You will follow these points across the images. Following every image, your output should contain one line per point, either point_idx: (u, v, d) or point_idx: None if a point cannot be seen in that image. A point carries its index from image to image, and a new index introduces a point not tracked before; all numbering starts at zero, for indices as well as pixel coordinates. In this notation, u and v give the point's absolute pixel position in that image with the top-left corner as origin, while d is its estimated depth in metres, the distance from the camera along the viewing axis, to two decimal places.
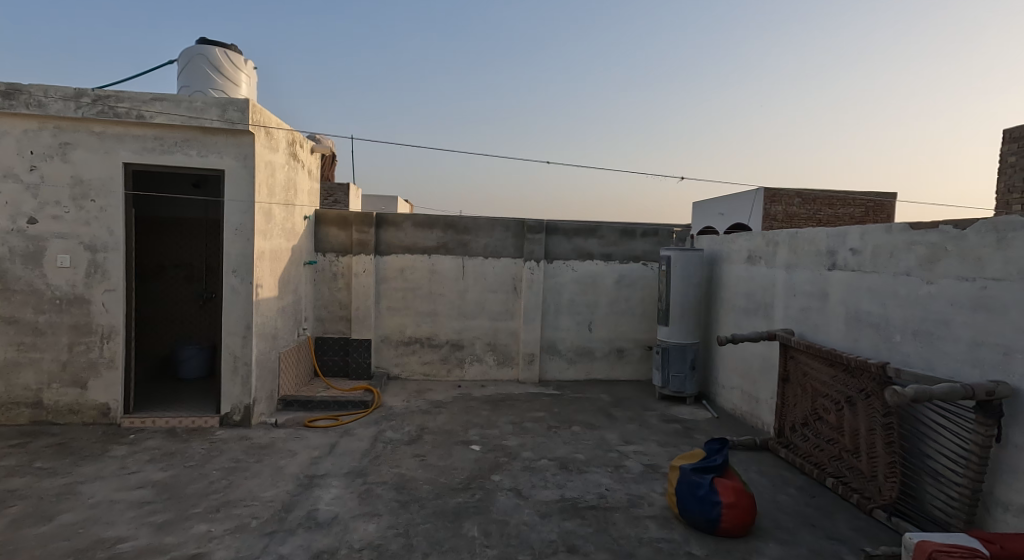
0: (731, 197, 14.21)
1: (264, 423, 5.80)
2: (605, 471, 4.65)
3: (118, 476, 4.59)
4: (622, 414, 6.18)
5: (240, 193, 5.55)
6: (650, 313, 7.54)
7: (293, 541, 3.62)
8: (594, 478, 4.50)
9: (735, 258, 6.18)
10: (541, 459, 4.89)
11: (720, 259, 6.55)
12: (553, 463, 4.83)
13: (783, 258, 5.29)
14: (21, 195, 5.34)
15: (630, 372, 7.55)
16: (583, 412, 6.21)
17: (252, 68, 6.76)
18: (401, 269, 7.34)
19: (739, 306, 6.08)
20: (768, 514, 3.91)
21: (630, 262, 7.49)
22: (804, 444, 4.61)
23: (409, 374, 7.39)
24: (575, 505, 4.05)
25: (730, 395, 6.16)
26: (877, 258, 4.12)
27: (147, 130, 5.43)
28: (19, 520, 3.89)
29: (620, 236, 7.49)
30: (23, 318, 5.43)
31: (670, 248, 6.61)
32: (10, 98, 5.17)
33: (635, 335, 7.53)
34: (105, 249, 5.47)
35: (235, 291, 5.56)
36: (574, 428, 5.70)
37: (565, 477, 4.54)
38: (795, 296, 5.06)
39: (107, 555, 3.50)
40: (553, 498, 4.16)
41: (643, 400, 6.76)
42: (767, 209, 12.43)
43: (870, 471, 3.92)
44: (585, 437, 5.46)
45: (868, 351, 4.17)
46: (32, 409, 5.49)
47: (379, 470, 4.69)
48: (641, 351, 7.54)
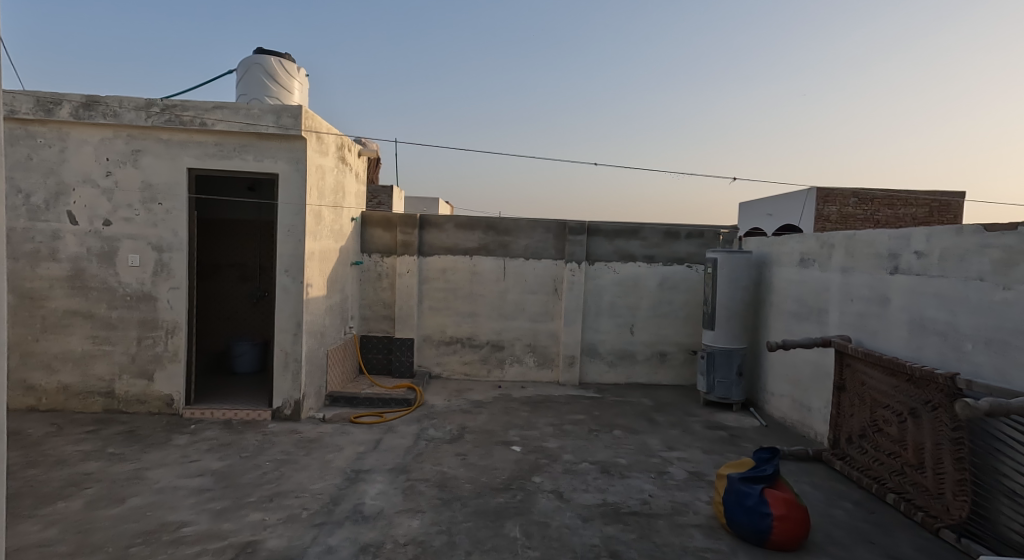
0: (780, 197, 13.91)
1: (312, 417, 6.07)
2: (647, 476, 4.70)
3: (180, 464, 4.90)
4: (664, 419, 6.19)
5: (292, 196, 5.82)
6: (692, 317, 7.50)
7: (341, 533, 3.80)
8: (636, 484, 4.55)
9: (787, 261, 6.12)
10: (582, 462, 4.97)
11: (770, 262, 6.49)
12: (594, 466, 4.90)
13: (839, 261, 5.22)
14: (97, 198, 5.75)
15: (672, 376, 7.54)
16: (623, 416, 6.25)
17: (304, 76, 7.06)
18: (443, 269, 7.54)
19: (789, 311, 6.01)
20: (822, 528, 3.88)
21: (673, 264, 7.48)
22: (862, 456, 4.55)
23: (450, 373, 7.57)
24: (617, 510, 4.12)
25: (779, 404, 6.09)
26: (946, 262, 4.04)
27: (209, 138, 5.76)
28: (93, 502, 4.21)
29: (663, 238, 7.49)
30: (98, 313, 5.83)
31: (717, 250, 6.60)
32: (89, 109, 5.57)
33: (677, 339, 7.51)
34: (170, 249, 5.83)
35: (287, 290, 5.84)
36: (615, 432, 5.76)
37: (606, 481, 4.60)
38: (852, 301, 5.00)
39: (171, 538, 3.76)
40: (595, 502, 4.23)
41: (686, 405, 6.75)
42: (820, 209, 12.15)
43: (936, 488, 3.82)
44: (626, 441, 5.50)
45: (933, 360, 4.08)
46: (104, 399, 5.90)
47: (422, 467, 4.86)
48: (684, 355, 7.52)
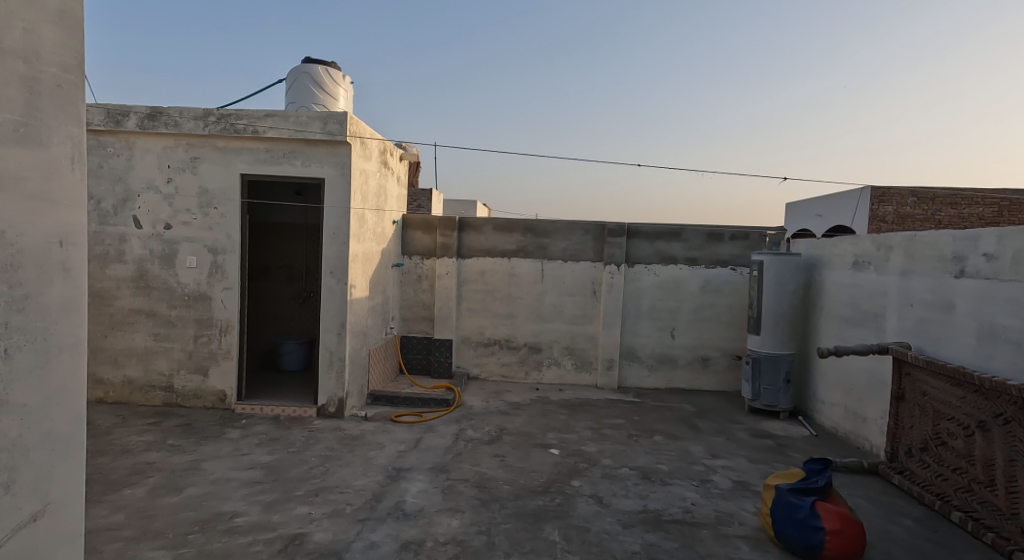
0: (830, 197, 13.56)
1: (355, 415, 6.28)
2: (689, 484, 4.71)
3: (233, 457, 5.16)
4: (706, 426, 6.17)
5: (338, 200, 6.04)
6: (736, 321, 7.42)
7: (383, 529, 3.94)
8: (677, 491, 4.58)
9: (839, 263, 6.03)
10: (622, 467, 5.01)
11: (821, 265, 6.40)
12: (634, 472, 4.94)
13: (897, 264, 5.12)
14: (159, 204, 6.10)
15: (714, 382, 7.48)
16: (664, 422, 6.26)
17: (349, 83, 7.31)
18: (481, 271, 7.68)
19: (842, 316, 5.91)
20: (879, 544, 3.80)
21: (716, 267, 7.42)
22: (923, 471, 4.45)
23: (488, 375, 7.70)
24: (657, 517, 4.16)
25: (831, 413, 5.99)
26: (1017, 266, 3.92)
27: (261, 144, 6.04)
28: (155, 490, 4.49)
29: (705, 240, 7.45)
30: (159, 312, 6.18)
31: (763, 252, 6.53)
32: (153, 119, 5.92)
33: (720, 344, 7.44)
34: (224, 251, 6.13)
35: (332, 290, 6.06)
36: (655, 438, 5.77)
37: (647, 487, 4.64)
38: (911, 307, 4.90)
39: (226, 527, 3.98)
40: (635, 508, 4.27)
41: (730, 412, 6.69)
42: (875, 209, 11.86)
43: (1008, 508, 3.67)
44: (667, 448, 5.52)
45: (1004, 370, 3.96)
46: (164, 393, 6.24)
47: (462, 467, 5.00)
48: (727, 361, 7.45)
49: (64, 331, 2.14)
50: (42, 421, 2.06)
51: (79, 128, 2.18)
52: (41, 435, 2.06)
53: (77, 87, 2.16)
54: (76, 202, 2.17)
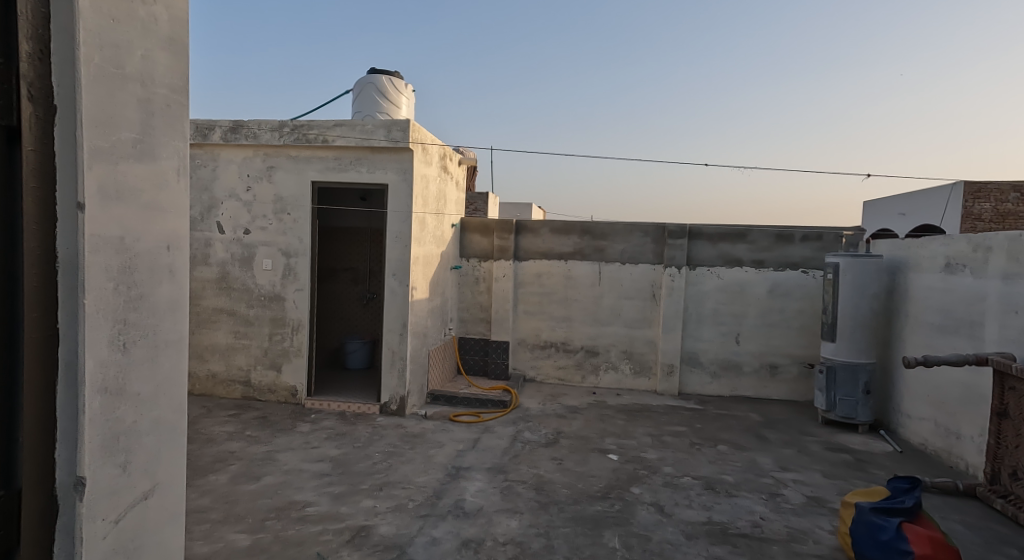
0: (918, 195, 12.80)
1: (416, 413, 6.54)
2: (758, 497, 4.56)
3: (304, 449, 5.50)
4: (774, 437, 6.01)
5: (401, 204, 6.32)
6: (808, 327, 7.18)
7: (444, 526, 4.12)
8: (744, 504, 4.44)
9: (928, 266, 5.72)
10: (684, 476, 4.96)
11: (907, 268, 6.10)
12: (697, 482, 4.86)
13: (998, 267, 4.77)
14: (240, 211, 6.57)
15: (782, 391, 7.29)
16: (728, 431, 6.16)
17: (412, 92, 7.63)
18: (538, 274, 7.83)
19: (931, 323, 5.58)
20: None
21: (785, 269, 7.23)
22: None
23: (544, 377, 7.84)
24: (724, 530, 4.06)
25: (919, 428, 5.62)
26: None
27: (329, 153, 6.40)
28: (236, 477, 4.86)
29: (774, 241, 7.26)
30: (239, 311, 6.65)
31: (840, 255, 6.26)
32: (235, 132, 6.40)
33: (788, 351, 7.24)
34: (296, 254, 6.51)
35: (394, 291, 6.35)
36: (719, 446, 5.69)
37: (711, 498, 4.57)
38: (1015, 314, 4.54)
39: (299, 515, 4.27)
40: (699, 519, 4.21)
41: (803, 423, 6.46)
42: (970, 207, 11.11)
43: None
44: (732, 457, 5.43)
45: None
46: (243, 387, 6.71)
47: (519, 468, 5.15)
48: (798, 369, 7.22)
49: (170, 327, 1.79)
50: (151, 409, 1.70)
51: (185, 143, 1.83)
52: (152, 423, 1.70)
53: (183, 106, 1.82)
54: (180, 209, 1.82)
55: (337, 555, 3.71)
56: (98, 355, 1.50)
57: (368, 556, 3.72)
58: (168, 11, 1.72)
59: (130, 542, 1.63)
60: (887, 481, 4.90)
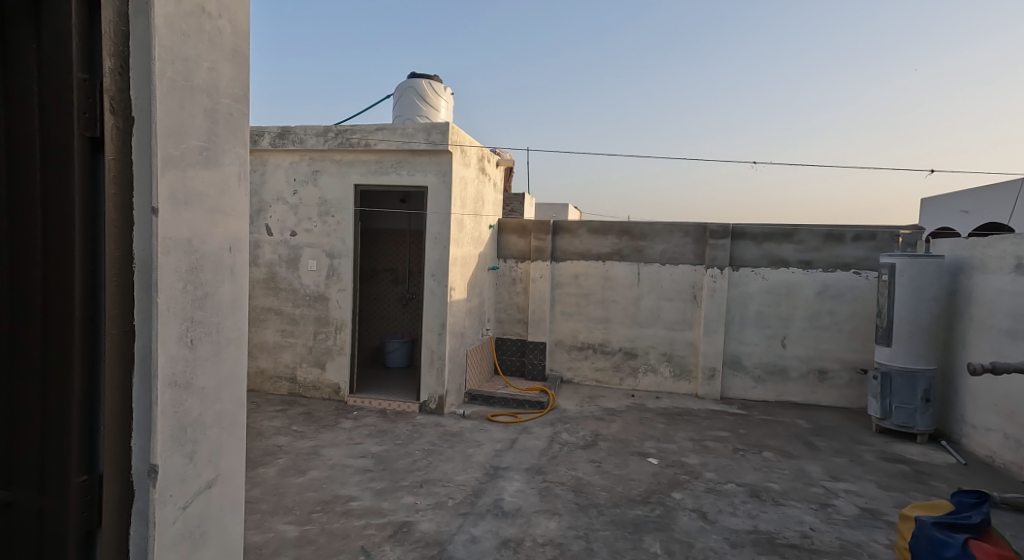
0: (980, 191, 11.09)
1: (454, 412, 6.63)
2: (807, 507, 4.46)
3: (348, 445, 5.64)
4: (825, 445, 5.84)
5: (440, 206, 6.41)
6: (859, 331, 6.98)
7: (484, 525, 4.18)
8: (793, 514, 4.35)
9: (996, 267, 5.48)
10: (728, 483, 4.90)
11: (972, 269, 5.86)
12: (742, 489, 4.79)
13: None
14: (287, 213, 6.80)
15: (831, 397, 7.10)
16: (773, 437, 6.05)
17: (450, 95, 7.73)
18: (576, 275, 7.83)
19: (999, 328, 5.35)
20: None
21: (836, 270, 7.03)
22: None
23: (582, 379, 7.83)
24: (770, 540, 3.98)
25: (985, 439, 5.40)
26: None
27: (371, 156, 6.54)
28: (284, 470, 5.04)
29: (823, 241, 7.08)
30: (286, 310, 6.88)
31: (898, 255, 6.07)
32: (283, 138, 6.63)
33: (837, 355, 7.05)
34: (339, 255, 6.67)
35: (434, 292, 6.45)
36: (764, 453, 5.58)
37: (758, 506, 4.48)
38: None
39: (344, 508, 4.39)
40: (744, 528, 4.14)
41: (856, 431, 6.28)
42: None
43: None
44: (779, 465, 5.31)
45: None
46: (289, 383, 6.94)
47: (558, 470, 5.17)
48: (850, 375, 7.02)
49: (232, 324, 1.86)
50: (215, 403, 1.78)
51: (246, 150, 1.91)
52: (216, 415, 1.77)
53: (245, 115, 1.89)
54: (242, 213, 1.90)
55: (380, 549, 3.81)
56: (169, 351, 1.57)
57: (409, 551, 3.80)
58: (232, 26, 1.80)
59: (196, 529, 1.70)
60: (948, 494, 4.73)
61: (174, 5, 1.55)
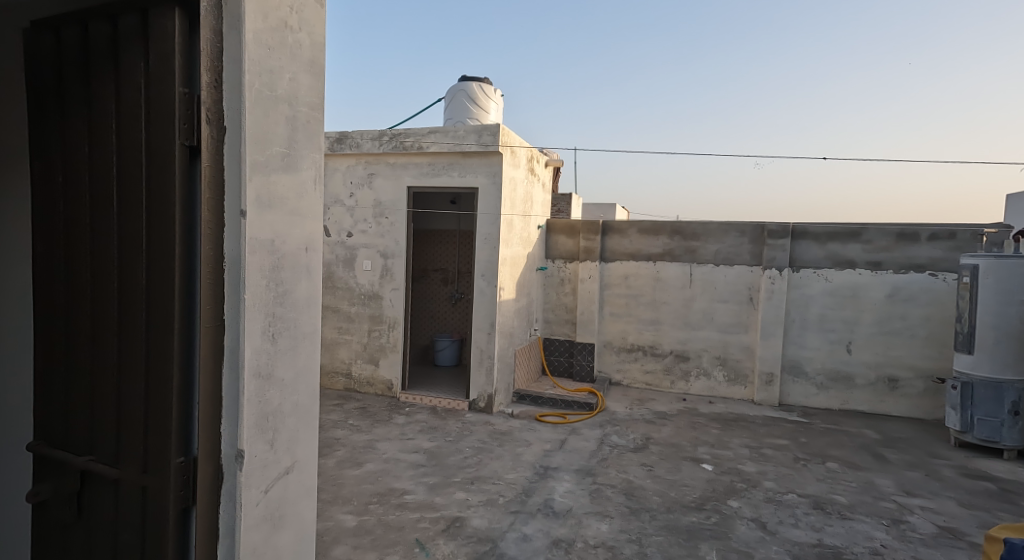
0: None
1: (503, 411, 6.69)
2: (878, 522, 4.31)
3: (400, 440, 5.79)
4: (897, 457, 5.62)
5: (490, 206, 6.48)
6: (934, 338, 6.66)
7: (534, 523, 4.22)
8: (862, 528, 4.22)
9: None
10: (789, 493, 4.78)
11: None
12: (805, 500, 4.67)
13: None
14: (344, 215, 7.05)
15: (902, 407, 6.80)
16: (837, 447, 5.86)
17: (500, 96, 7.80)
18: (625, 276, 7.78)
19: None
20: None
21: (909, 271, 6.74)
22: None
23: (631, 381, 7.77)
24: (837, 555, 3.88)
25: None
26: None
27: (424, 159, 6.66)
28: (341, 461, 5.22)
29: (894, 241, 6.79)
30: (342, 308, 7.12)
31: (980, 256, 5.78)
32: (341, 143, 6.87)
33: (908, 362, 6.75)
34: (392, 255, 6.83)
35: (483, 292, 6.54)
36: (828, 464, 5.42)
37: (822, 519, 4.36)
38: None
39: (398, 501, 4.51)
40: (808, 541, 4.04)
41: (931, 444, 6.00)
42: None
43: None
44: (845, 476, 5.14)
45: None
46: (345, 379, 7.19)
47: (608, 472, 5.15)
48: (924, 385, 6.71)
49: (307, 320, 1.86)
50: (292, 394, 1.81)
51: (320, 154, 1.91)
52: (293, 406, 1.81)
53: (321, 122, 1.90)
54: (316, 213, 1.89)
55: (434, 543, 3.89)
56: (253, 344, 1.62)
57: (462, 546, 3.87)
58: (311, 38, 1.83)
59: (275, 512, 1.76)
60: None
61: (262, 19, 1.60)
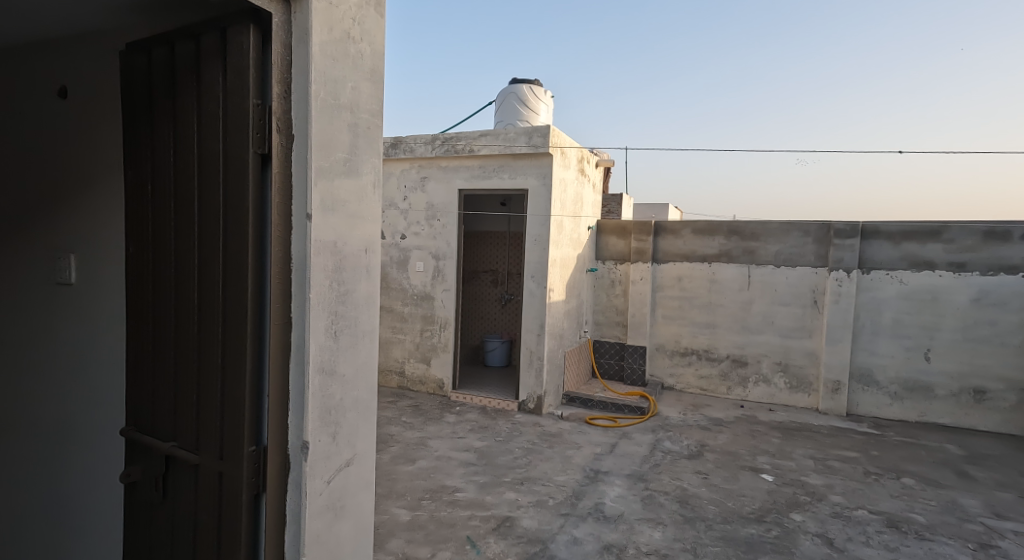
0: None
1: (552, 413, 6.70)
2: (961, 546, 4.10)
3: (451, 438, 5.89)
4: (984, 476, 5.32)
5: (540, 207, 6.51)
6: None
7: (584, 527, 4.22)
8: (942, 551, 4.02)
9: None
10: (859, 509, 4.60)
11: None
12: (877, 517, 4.49)
13: None
14: (398, 218, 7.24)
15: (990, 421, 6.43)
16: (912, 462, 5.60)
17: (550, 97, 7.83)
18: (679, 277, 7.66)
19: None
20: None
21: (998, 274, 6.38)
22: None
23: (685, 386, 7.65)
24: None
25: None
26: None
27: (475, 162, 6.76)
28: (395, 457, 5.36)
29: (981, 240, 6.42)
30: (396, 309, 7.32)
31: None
32: (395, 147, 7.06)
33: (995, 372, 6.39)
34: (444, 257, 6.96)
35: (533, 294, 6.58)
36: (904, 479, 5.18)
37: (896, 538, 4.18)
38: None
39: (449, 498, 4.60)
40: None
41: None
42: None
43: None
44: (924, 494, 4.90)
45: None
46: (398, 377, 7.38)
47: (661, 479, 5.10)
48: (1016, 398, 6.32)
49: (367, 319, 1.91)
50: (353, 390, 1.86)
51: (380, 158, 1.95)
52: (353, 401, 1.86)
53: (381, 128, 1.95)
54: (376, 215, 1.94)
55: (485, 541, 3.95)
56: (318, 341, 1.69)
57: (513, 545, 3.92)
58: (372, 47, 1.88)
59: (337, 503, 1.81)
60: None
61: (327, 32, 1.68)
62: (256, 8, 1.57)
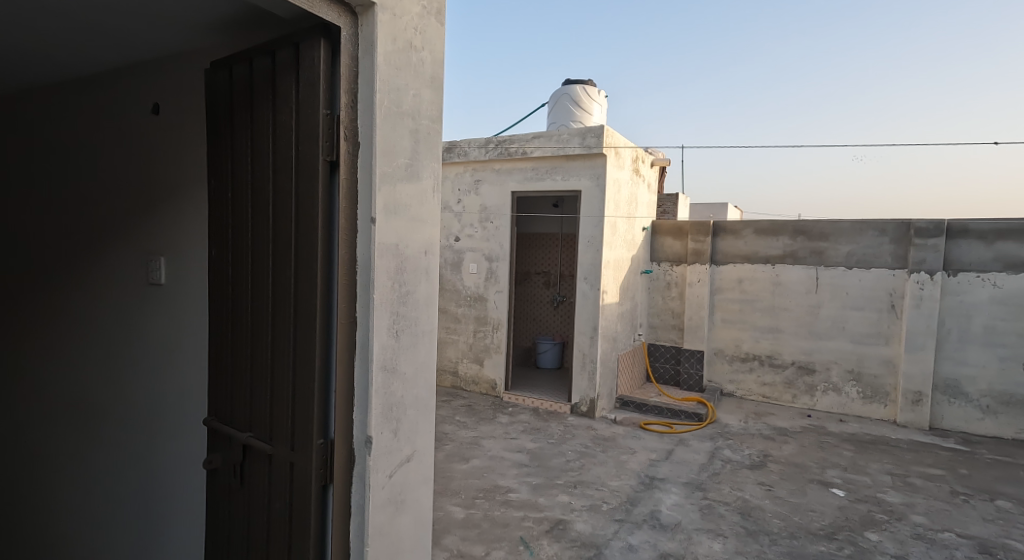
0: None
1: (605, 417, 6.65)
2: None
3: (504, 439, 5.94)
4: None
5: (594, 209, 6.48)
6: None
7: (640, 534, 4.18)
8: None
9: None
10: (946, 532, 4.36)
11: None
12: (966, 541, 4.25)
13: None
14: (452, 220, 7.36)
15: None
16: (1006, 482, 5.26)
17: (604, 97, 7.78)
18: (739, 279, 7.46)
19: None
20: None
21: None
22: None
23: (746, 393, 7.45)
24: None
25: None
26: None
27: (528, 164, 6.79)
28: (450, 455, 5.46)
29: None
30: (450, 310, 7.44)
31: None
32: (450, 151, 7.20)
33: None
34: (497, 259, 7.02)
35: (586, 296, 6.57)
36: (998, 502, 4.87)
37: None
38: None
39: (503, 498, 4.64)
40: None
41: None
42: None
43: None
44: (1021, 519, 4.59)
45: None
46: (452, 376, 7.51)
47: (721, 488, 4.98)
48: None
49: (426, 319, 1.96)
50: (413, 387, 1.91)
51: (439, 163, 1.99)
52: (414, 399, 1.92)
53: (440, 134, 2.00)
54: (436, 218, 1.99)
55: (539, 543, 3.98)
56: (381, 340, 1.76)
57: (567, 548, 3.93)
58: (433, 55, 1.93)
59: (399, 496, 1.87)
60: None
61: (391, 42, 1.74)
62: (327, 23, 1.65)
